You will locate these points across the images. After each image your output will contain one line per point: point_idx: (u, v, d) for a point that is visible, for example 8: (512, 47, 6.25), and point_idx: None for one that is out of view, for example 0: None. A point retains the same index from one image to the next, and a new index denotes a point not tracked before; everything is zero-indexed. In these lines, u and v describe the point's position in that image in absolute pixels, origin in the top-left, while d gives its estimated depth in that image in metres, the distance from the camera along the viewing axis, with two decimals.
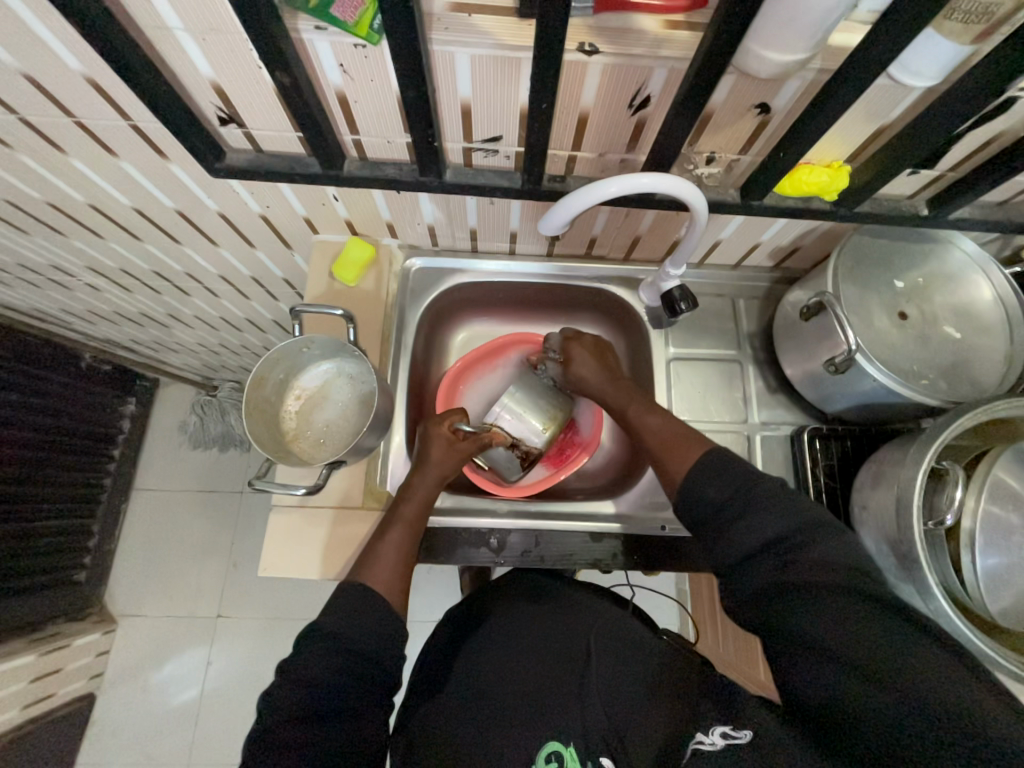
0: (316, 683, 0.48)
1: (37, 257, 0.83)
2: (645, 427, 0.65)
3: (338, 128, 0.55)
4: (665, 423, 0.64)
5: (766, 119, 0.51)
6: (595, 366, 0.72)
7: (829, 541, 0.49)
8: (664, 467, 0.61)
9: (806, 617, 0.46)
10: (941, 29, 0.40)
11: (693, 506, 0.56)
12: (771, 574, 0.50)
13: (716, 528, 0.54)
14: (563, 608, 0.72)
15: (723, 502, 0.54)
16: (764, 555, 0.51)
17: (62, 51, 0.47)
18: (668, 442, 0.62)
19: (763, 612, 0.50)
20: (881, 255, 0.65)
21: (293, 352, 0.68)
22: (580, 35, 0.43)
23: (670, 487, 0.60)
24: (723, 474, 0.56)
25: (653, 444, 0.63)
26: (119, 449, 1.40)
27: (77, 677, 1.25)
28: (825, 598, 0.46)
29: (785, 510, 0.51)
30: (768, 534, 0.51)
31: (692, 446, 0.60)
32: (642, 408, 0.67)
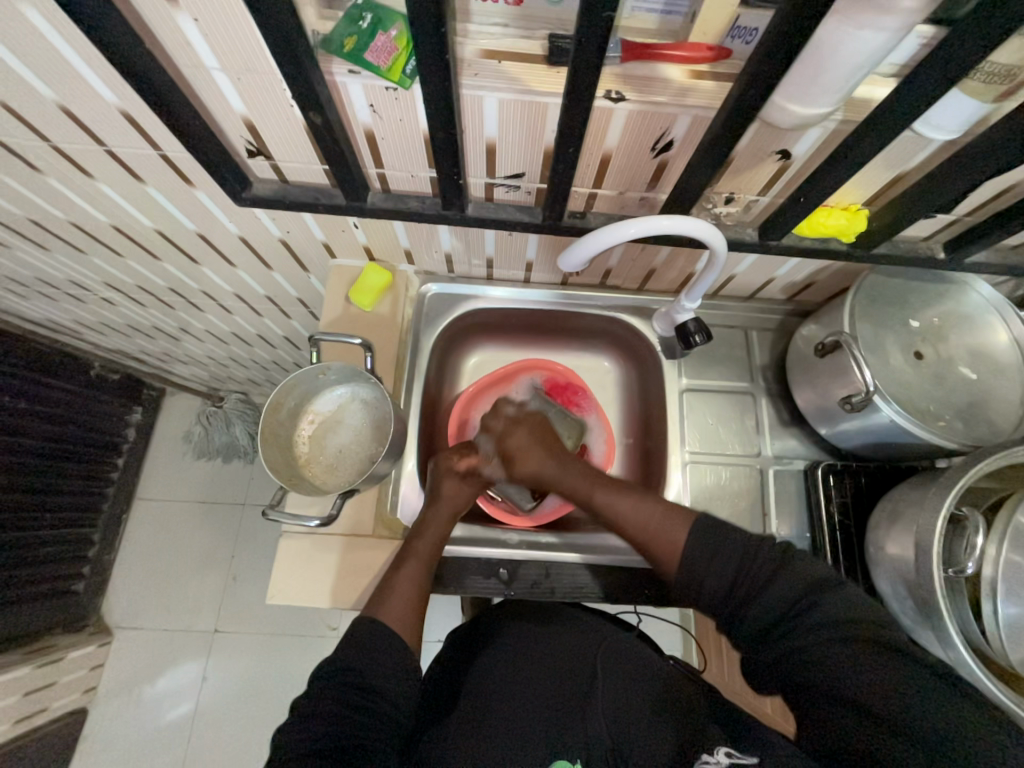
0: (327, 719, 0.47)
1: (55, 272, 0.83)
2: (617, 514, 0.62)
3: (364, 161, 0.56)
4: (640, 505, 0.61)
5: (786, 164, 0.52)
6: (537, 456, 0.67)
7: (837, 596, 0.50)
8: (654, 552, 0.58)
9: (813, 662, 0.47)
10: (964, 88, 0.41)
11: (695, 590, 0.55)
12: (784, 633, 0.50)
13: (725, 609, 0.54)
14: (570, 627, 0.70)
15: (726, 583, 0.53)
16: (781, 622, 0.50)
17: (99, 85, 0.48)
18: (652, 523, 0.59)
19: (782, 670, 0.49)
20: (897, 294, 0.66)
21: (309, 378, 0.68)
22: (608, 83, 0.44)
23: (667, 571, 0.57)
24: (715, 555, 0.54)
25: (632, 532, 0.60)
26: (123, 460, 1.40)
27: (71, 691, 1.23)
28: (834, 649, 0.47)
29: (784, 583, 0.51)
30: (777, 605, 0.51)
31: (680, 522, 0.58)
32: (604, 492, 0.63)
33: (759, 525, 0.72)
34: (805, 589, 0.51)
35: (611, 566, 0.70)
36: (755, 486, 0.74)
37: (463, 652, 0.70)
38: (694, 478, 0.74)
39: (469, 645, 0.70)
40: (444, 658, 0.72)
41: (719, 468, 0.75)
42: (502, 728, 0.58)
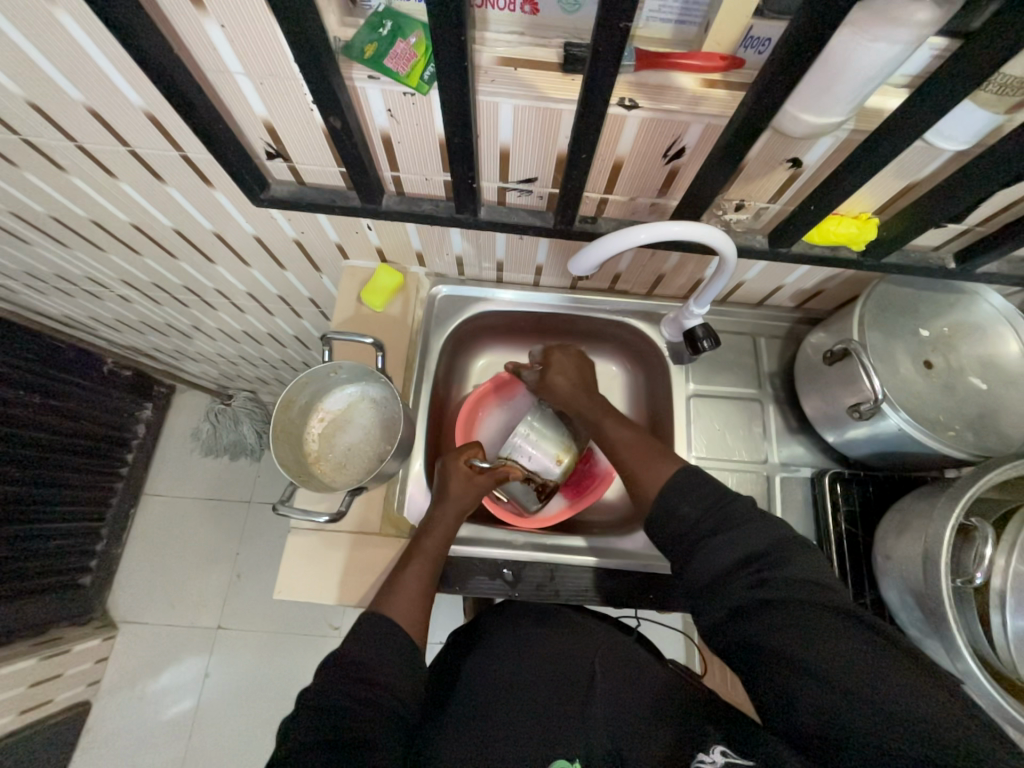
0: (335, 707, 0.47)
1: (74, 268, 0.85)
2: (616, 438, 0.66)
3: (379, 164, 0.57)
4: (638, 438, 0.65)
5: (797, 173, 0.52)
6: (569, 376, 0.75)
7: (799, 559, 0.51)
8: (635, 479, 0.61)
9: (777, 629, 0.47)
10: (976, 100, 0.41)
11: (667, 517, 0.57)
12: (744, 594, 0.50)
13: (688, 545, 0.55)
14: (563, 627, 0.70)
15: (696, 521, 0.55)
16: (739, 577, 0.51)
17: (127, 89, 0.49)
18: (640, 453, 0.63)
19: (738, 633, 0.49)
20: (907, 303, 0.66)
21: (321, 375, 0.69)
22: (621, 91, 0.45)
23: (642, 499, 0.60)
24: (697, 488, 0.57)
25: (623, 455, 0.64)
26: (132, 455, 1.41)
27: (75, 683, 1.24)
28: (798, 615, 0.47)
29: (754, 534, 0.53)
30: (743, 553, 0.52)
31: (664, 459, 0.61)
32: (614, 421, 0.69)
33: None
34: (773, 544, 0.52)
35: (616, 569, 0.70)
36: (762, 494, 0.73)
37: (458, 653, 0.71)
38: None
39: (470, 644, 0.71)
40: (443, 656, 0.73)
41: (725, 474, 0.75)
42: (498, 724, 0.58)
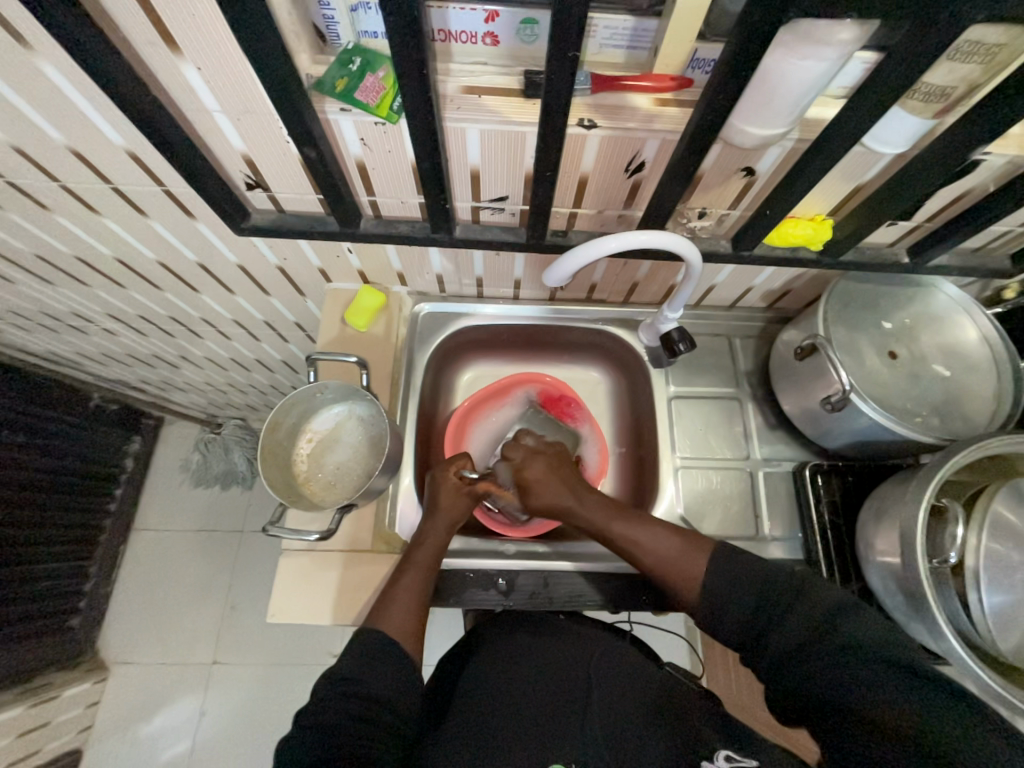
0: (334, 726, 0.47)
1: (58, 304, 0.86)
2: (637, 545, 0.63)
3: (356, 190, 0.59)
4: (662, 536, 0.62)
5: (751, 180, 0.55)
6: (555, 484, 0.68)
7: (851, 617, 0.51)
8: (676, 586, 0.60)
9: (823, 679, 0.49)
10: (905, 107, 0.44)
11: (717, 623, 0.57)
12: (796, 652, 0.51)
13: (750, 638, 0.55)
14: (563, 636, 0.70)
15: (749, 617, 0.55)
16: (798, 653, 0.51)
17: (108, 129, 0.51)
18: (673, 557, 0.61)
19: (794, 688, 0.51)
20: (868, 297, 0.69)
21: (308, 397, 0.70)
22: (580, 112, 0.48)
23: (688, 602, 0.60)
24: (738, 581, 0.57)
25: (653, 564, 0.62)
26: (120, 490, 1.40)
27: (65, 731, 1.20)
28: (841, 664, 0.48)
29: (808, 607, 0.52)
30: (798, 639, 0.52)
31: (699, 553, 0.60)
32: (623, 525, 0.64)
33: (752, 527, 0.73)
34: (827, 611, 0.52)
35: (609, 572, 0.71)
36: (746, 490, 0.75)
37: (455, 668, 0.70)
38: (687, 483, 0.76)
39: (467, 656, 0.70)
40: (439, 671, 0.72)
41: (710, 472, 0.77)
42: (498, 730, 0.58)
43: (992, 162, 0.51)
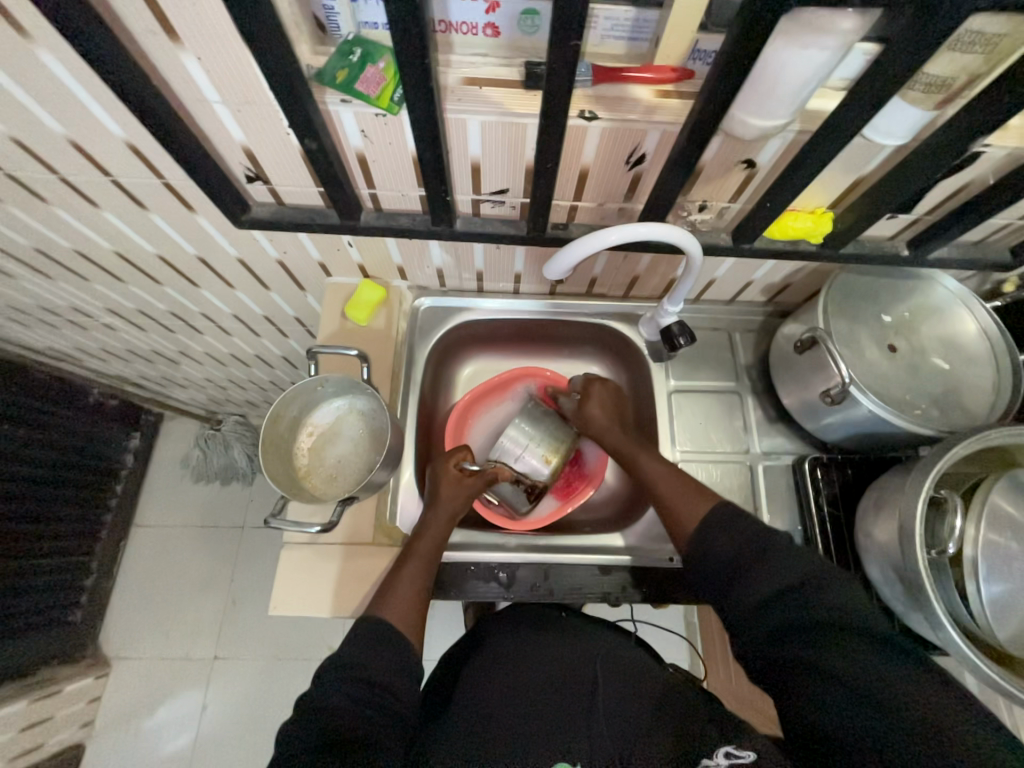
0: (335, 713, 0.47)
1: (58, 299, 0.86)
2: (653, 474, 0.66)
3: (356, 182, 0.59)
4: (673, 475, 0.65)
5: (752, 172, 0.56)
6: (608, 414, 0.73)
7: (835, 587, 0.50)
8: (671, 519, 0.62)
9: (805, 643, 0.48)
10: (906, 98, 0.45)
11: (701, 558, 0.57)
12: (779, 614, 0.50)
13: (724, 581, 0.55)
14: (567, 638, 0.70)
15: (729, 557, 0.55)
16: (776, 602, 0.51)
17: (107, 121, 0.51)
18: (684, 488, 0.63)
19: (769, 652, 0.50)
20: (868, 291, 0.69)
21: (309, 389, 0.70)
22: (581, 103, 0.48)
23: (679, 534, 0.60)
24: (733, 526, 0.57)
25: (660, 494, 0.64)
26: (121, 485, 1.40)
27: (67, 725, 1.20)
28: (830, 634, 0.47)
29: (794, 565, 0.52)
30: (783, 588, 0.51)
31: (702, 499, 0.61)
32: (652, 458, 0.68)
33: (752, 520, 0.74)
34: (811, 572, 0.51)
35: (609, 565, 0.71)
36: (746, 483, 0.76)
37: (455, 669, 0.70)
38: None
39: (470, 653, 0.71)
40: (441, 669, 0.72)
41: (710, 466, 0.77)
42: (504, 727, 0.58)
43: (993, 153, 0.51)
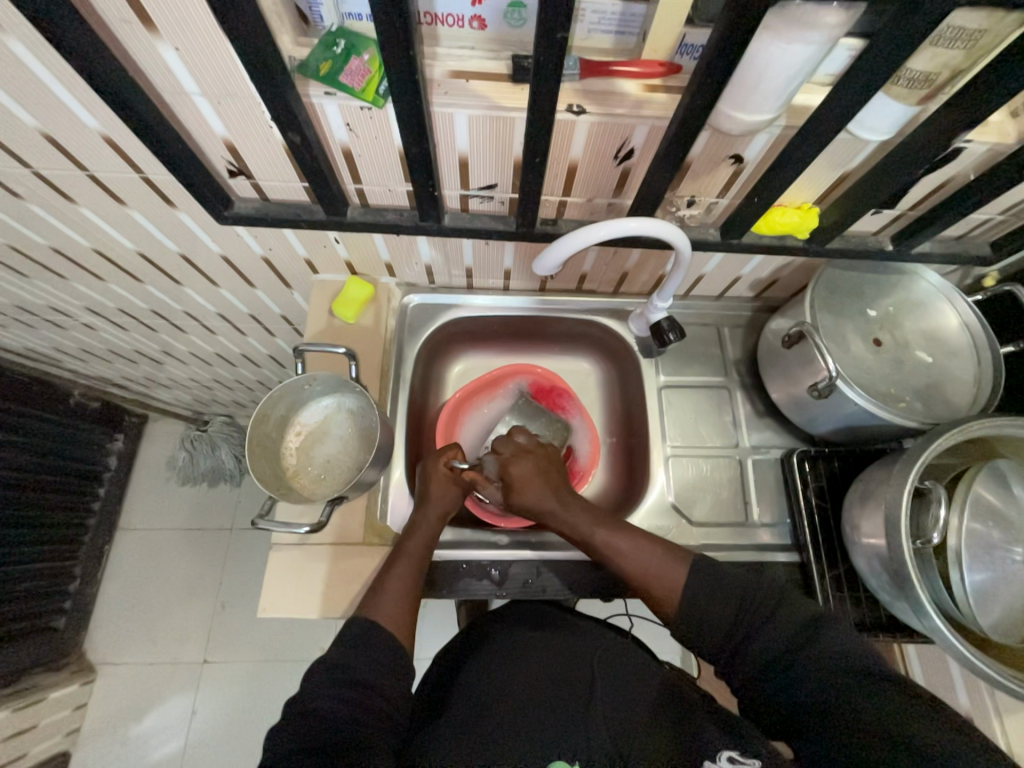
0: (327, 715, 0.47)
1: (34, 298, 0.83)
2: (619, 556, 0.61)
3: (342, 178, 0.58)
4: (642, 550, 0.60)
5: (740, 168, 0.56)
6: (540, 487, 0.66)
7: (832, 634, 0.51)
8: (657, 599, 0.59)
9: (805, 693, 0.49)
10: (890, 93, 0.45)
11: (701, 628, 0.56)
12: (779, 667, 0.51)
13: (727, 647, 0.55)
14: (566, 634, 0.70)
15: (729, 626, 0.54)
16: (780, 665, 0.51)
17: (83, 113, 0.50)
18: (650, 568, 0.59)
19: (774, 701, 0.51)
20: (853, 286, 0.70)
21: (296, 389, 0.69)
22: (569, 97, 0.48)
23: (667, 615, 0.58)
24: (716, 589, 0.56)
25: (633, 576, 0.60)
26: (104, 489, 1.37)
27: (51, 734, 1.17)
28: (831, 680, 0.48)
29: (786, 621, 0.53)
30: (787, 656, 0.51)
31: (676, 563, 0.59)
32: (608, 533, 0.62)
33: (741, 513, 0.74)
34: (801, 629, 0.52)
35: (600, 561, 0.71)
36: (735, 477, 0.76)
37: (451, 667, 0.70)
38: (677, 472, 0.77)
39: (464, 655, 0.70)
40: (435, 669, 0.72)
41: (700, 460, 0.77)
42: (498, 726, 0.59)
43: (974, 149, 0.51)
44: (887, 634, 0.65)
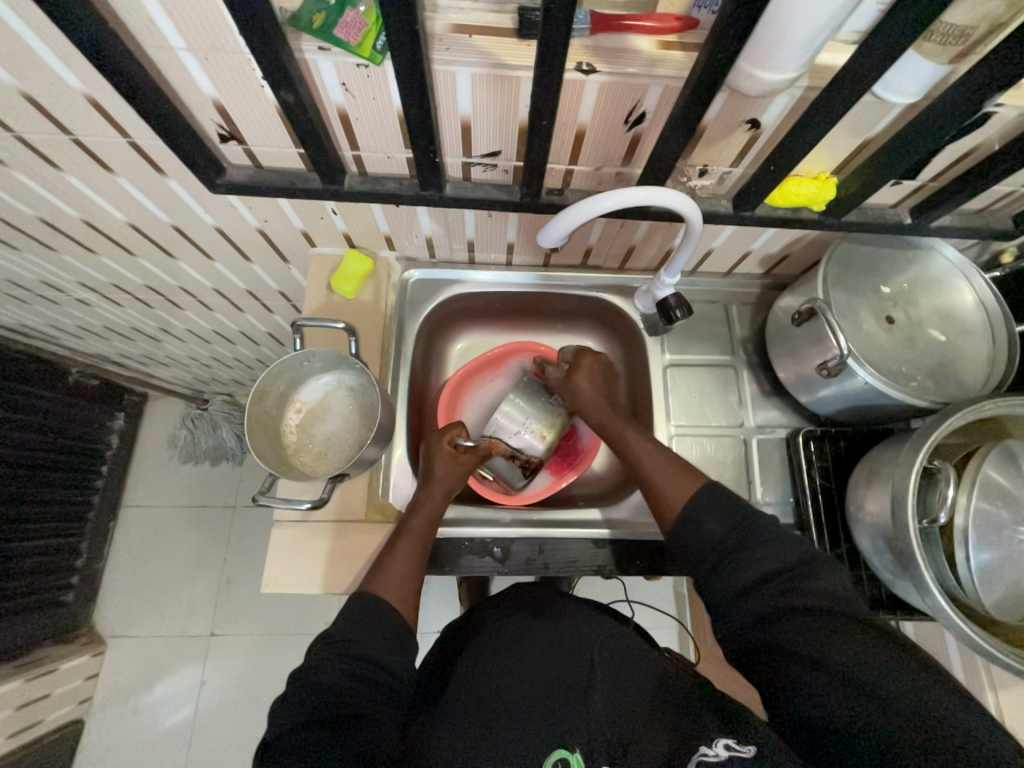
0: (330, 685, 0.47)
1: (25, 272, 0.81)
2: (639, 452, 0.65)
3: (339, 143, 0.56)
4: (659, 454, 0.64)
5: (756, 134, 0.53)
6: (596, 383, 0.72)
7: (824, 576, 0.50)
8: (657, 501, 0.60)
9: (790, 631, 0.48)
10: (921, 50, 0.42)
11: (691, 537, 0.56)
12: (764, 597, 0.51)
13: (710, 566, 0.54)
14: (567, 620, 0.71)
15: (722, 540, 0.54)
16: (766, 604, 0.50)
17: (64, 71, 0.47)
18: (665, 469, 0.62)
19: (755, 637, 0.50)
20: (867, 261, 0.68)
21: (294, 365, 0.68)
22: (578, 55, 0.45)
23: (665, 514, 0.59)
24: (720, 507, 0.56)
25: (645, 473, 0.63)
26: (107, 466, 1.37)
27: (64, 702, 1.20)
28: (820, 625, 0.48)
29: (779, 548, 0.52)
30: (773, 589, 0.51)
31: (688, 478, 0.60)
32: (639, 434, 0.67)
33: (745, 492, 0.74)
34: (796, 562, 0.52)
35: (602, 539, 0.71)
36: (740, 457, 0.76)
37: (454, 649, 0.71)
38: (681, 452, 0.76)
39: (466, 638, 0.71)
40: (437, 649, 0.73)
41: (704, 440, 0.77)
42: (498, 705, 0.59)
43: (1004, 114, 0.49)
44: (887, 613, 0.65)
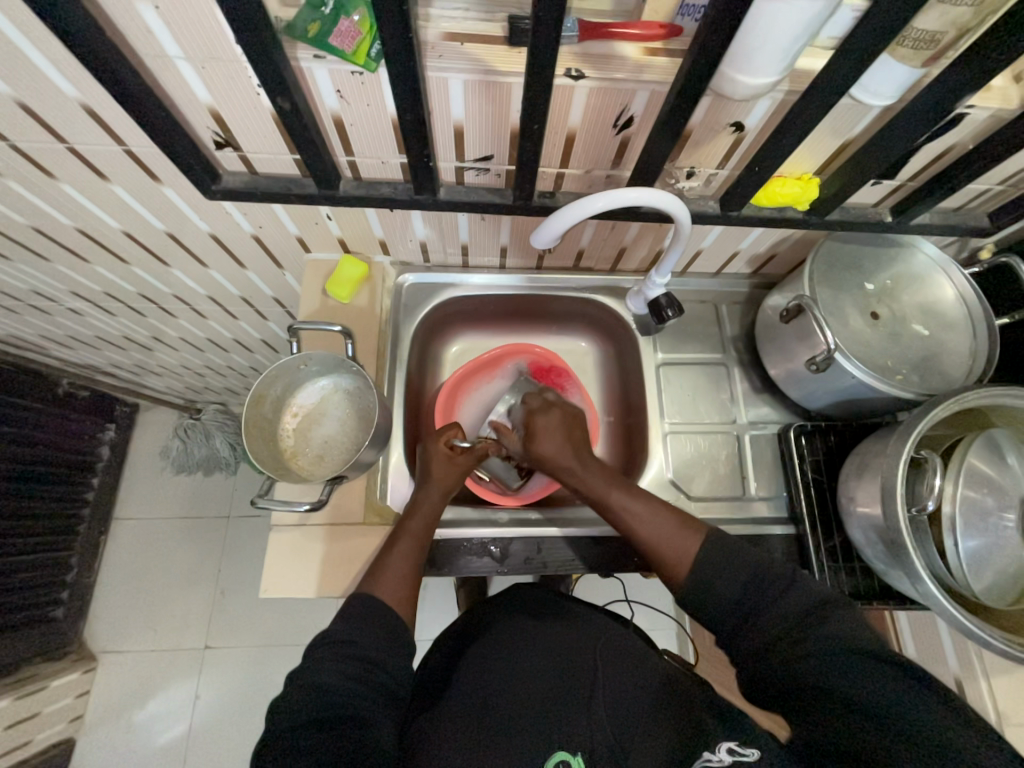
0: (330, 688, 0.47)
1: (17, 283, 0.81)
2: (632, 516, 0.63)
3: (334, 150, 0.57)
4: (658, 516, 0.63)
5: (740, 136, 0.55)
6: (559, 442, 0.68)
7: (838, 614, 0.51)
8: (666, 565, 0.61)
9: (800, 655, 0.49)
10: (894, 54, 0.44)
11: (704, 598, 0.57)
12: (773, 621, 0.52)
13: (733, 622, 0.55)
14: (568, 622, 0.71)
15: (737, 598, 0.55)
16: (779, 637, 0.51)
17: (59, 79, 0.47)
18: (664, 533, 0.62)
19: (766, 662, 0.51)
20: (852, 259, 0.70)
21: (291, 369, 0.68)
22: (567, 62, 0.46)
23: (676, 582, 0.60)
24: (727, 567, 0.57)
25: (643, 537, 0.62)
26: (98, 478, 1.35)
27: (54, 721, 1.18)
28: (830, 650, 0.48)
29: (794, 598, 0.53)
30: (784, 617, 0.52)
31: (691, 536, 0.61)
32: (622, 496, 0.64)
33: (738, 488, 0.75)
34: (811, 605, 0.52)
35: (599, 537, 0.72)
36: (733, 453, 0.77)
37: (455, 652, 0.71)
38: (675, 449, 0.77)
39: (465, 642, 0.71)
40: (437, 652, 0.73)
41: (697, 437, 0.78)
42: (495, 708, 0.59)
43: (976, 115, 0.51)
44: (881, 603, 0.66)
